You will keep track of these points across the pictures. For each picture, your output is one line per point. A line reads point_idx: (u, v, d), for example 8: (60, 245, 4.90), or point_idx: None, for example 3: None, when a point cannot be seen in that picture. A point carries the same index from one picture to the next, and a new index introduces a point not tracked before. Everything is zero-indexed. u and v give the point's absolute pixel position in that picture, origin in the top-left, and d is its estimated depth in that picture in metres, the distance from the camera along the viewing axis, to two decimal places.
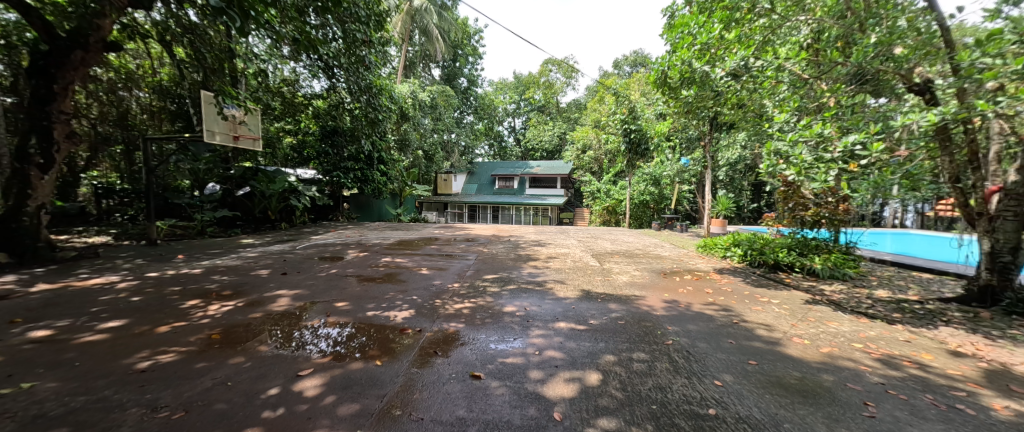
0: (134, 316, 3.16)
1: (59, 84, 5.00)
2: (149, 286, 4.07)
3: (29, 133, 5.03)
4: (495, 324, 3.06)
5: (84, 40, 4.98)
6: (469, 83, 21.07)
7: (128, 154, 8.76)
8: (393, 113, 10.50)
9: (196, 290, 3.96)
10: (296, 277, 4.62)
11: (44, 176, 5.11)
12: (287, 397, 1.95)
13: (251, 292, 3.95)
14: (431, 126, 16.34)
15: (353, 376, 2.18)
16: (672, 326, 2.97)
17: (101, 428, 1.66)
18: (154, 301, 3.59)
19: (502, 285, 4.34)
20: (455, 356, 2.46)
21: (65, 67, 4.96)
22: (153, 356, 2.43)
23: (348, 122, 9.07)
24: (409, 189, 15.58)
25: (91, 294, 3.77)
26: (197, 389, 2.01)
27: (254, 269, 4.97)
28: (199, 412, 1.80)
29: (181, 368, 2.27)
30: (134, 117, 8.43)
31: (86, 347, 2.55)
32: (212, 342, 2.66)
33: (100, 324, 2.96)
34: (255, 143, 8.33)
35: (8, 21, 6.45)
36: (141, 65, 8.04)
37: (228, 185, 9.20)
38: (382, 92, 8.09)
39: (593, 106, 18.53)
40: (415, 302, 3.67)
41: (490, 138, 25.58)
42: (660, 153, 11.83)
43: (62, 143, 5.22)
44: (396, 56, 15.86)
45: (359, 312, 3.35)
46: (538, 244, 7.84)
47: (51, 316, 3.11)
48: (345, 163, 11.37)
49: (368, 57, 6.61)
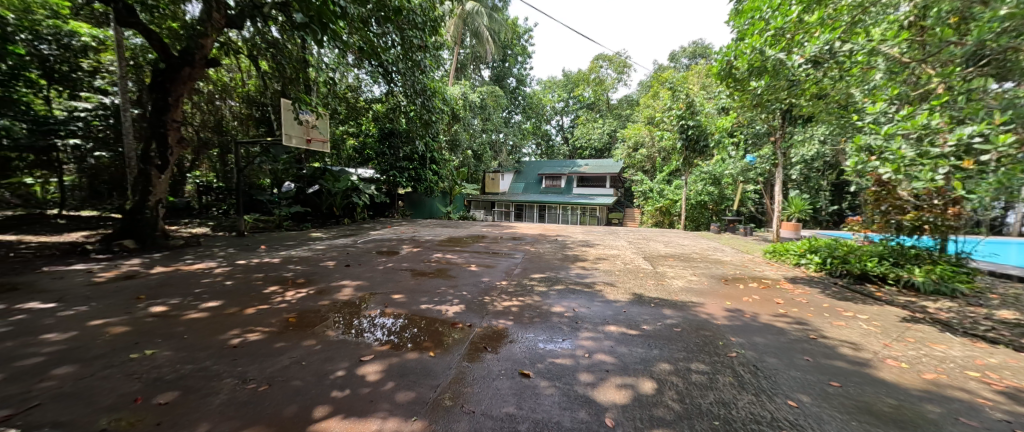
0: (227, 298, 3.62)
1: (171, 97, 5.87)
2: (239, 272, 4.65)
3: (150, 139, 5.91)
4: (543, 324, 3.05)
5: (192, 58, 5.78)
6: (517, 82, 21.29)
7: (223, 156, 9.89)
8: (445, 114, 10.86)
9: (276, 277, 4.44)
10: (359, 269, 4.98)
11: (161, 176, 6.00)
12: (351, 380, 2.11)
13: (320, 281, 4.34)
14: (480, 126, 16.75)
15: (409, 365, 2.30)
16: (736, 338, 2.75)
17: (204, 394, 1.93)
18: (242, 285, 4.08)
19: (550, 285, 4.32)
20: (504, 352, 2.50)
21: (176, 82, 5.80)
22: (243, 334, 2.76)
23: (403, 124, 9.54)
24: (459, 188, 15.88)
25: (194, 277, 4.38)
26: (278, 366, 2.26)
27: (322, 261, 5.44)
28: (279, 387, 2.01)
29: (265, 347, 2.55)
30: (228, 124, 9.59)
31: (190, 322, 2.97)
32: (288, 325, 2.97)
33: (201, 304, 3.43)
34: (323, 145, 9.00)
35: (135, 44, 7.76)
36: (234, 78, 9.30)
37: (301, 183, 10.17)
38: (435, 94, 8.42)
39: (647, 101, 17.73)
40: (465, 297, 3.78)
41: (538, 136, 25.52)
42: (722, 150, 10.99)
43: (174, 147, 6.10)
44: (449, 58, 16.35)
45: (414, 305, 3.53)
46: (586, 244, 7.69)
47: (165, 294, 3.68)
48: (401, 163, 12.02)
49: (424, 61, 6.85)
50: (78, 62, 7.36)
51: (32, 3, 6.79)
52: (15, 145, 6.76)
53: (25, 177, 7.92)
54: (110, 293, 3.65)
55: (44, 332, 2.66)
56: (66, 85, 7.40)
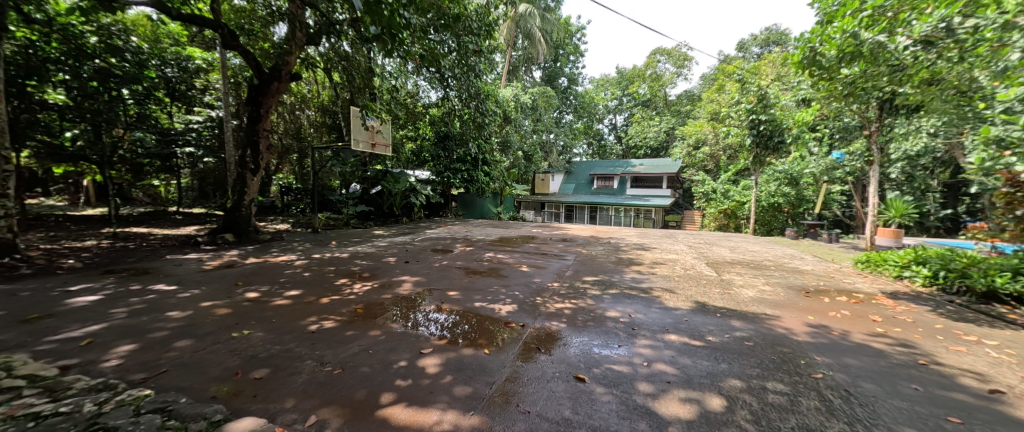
0: (305, 288, 4.02)
1: (263, 109, 6.66)
2: (314, 265, 5.14)
3: (246, 146, 6.73)
4: (598, 328, 2.97)
5: (280, 73, 6.58)
6: (569, 82, 21.05)
7: (301, 160, 11.01)
8: (498, 117, 11.07)
9: (345, 271, 4.84)
10: (417, 266, 5.25)
11: (254, 178, 6.82)
12: (412, 370, 2.23)
13: (383, 276, 4.65)
14: (531, 127, 16.80)
15: (465, 361, 2.38)
16: (821, 357, 2.45)
17: (290, 373, 2.16)
18: (317, 277, 4.51)
19: (603, 288, 4.20)
20: (558, 355, 2.48)
21: (267, 95, 6.60)
22: (319, 321, 3.05)
23: (458, 127, 9.87)
24: (509, 189, 15.95)
25: (279, 268, 4.93)
26: (349, 352, 2.46)
27: (384, 257, 5.82)
28: (351, 372, 2.19)
29: (338, 334, 2.80)
30: (305, 132, 10.69)
31: (276, 308, 3.34)
32: (356, 315, 3.22)
33: (285, 292, 3.86)
34: (386, 149, 9.64)
35: (236, 64, 9.03)
36: (310, 90, 10.24)
37: (365, 184, 10.98)
38: (488, 98, 8.59)
39: (710, 96, 16.52)
40: (517, 297, 3.81)
41: (589, 136, 24.90)
42: (800, 146, 9.84)
43: (264, 154, 6.85)
44: (501, 61, 16.56)
45: (468, 302, 3.64)
46: (641, 247, 7.35)
47: (257, 282, 4.19)
48: (455, 165, 12.47)
49: (478, 64, 6.99)
50: (194, 82, 8.65)
51: (161, 34, 8.15)
52: (147, 153, 8.11)
53: (154, 178, 9.55)
54: (214, 279, 4.24)
55: (167, 310, 3.16)
56: (184, 102, 8.69)
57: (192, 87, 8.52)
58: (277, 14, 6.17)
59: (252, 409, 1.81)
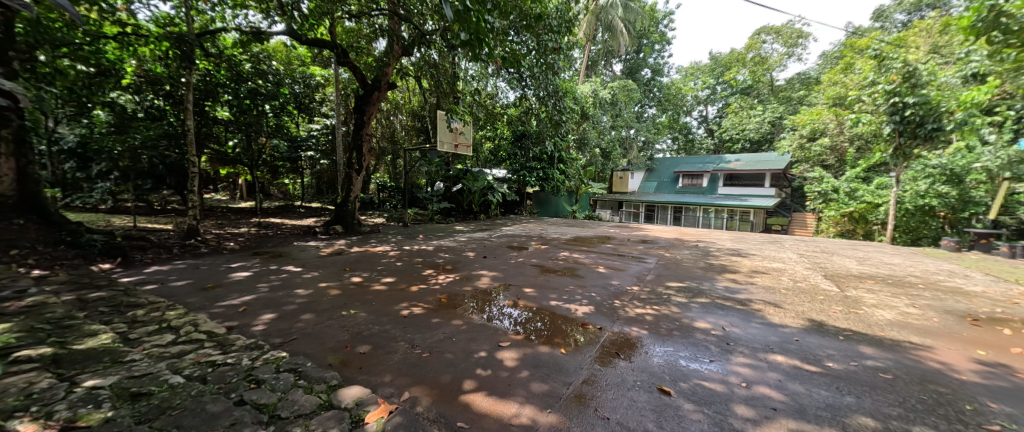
0: (398, 276, 4.46)
1: (366, 115, 7.53)
2: (405, 256, 5.68)
3: (353, 149, 7.67)
4: (685, 338, 2.74)
5: (379, 84, 7.40)
6: (653, 73, 19.86)
7: (394, 161, 12.22)
8: (575, 114, 10.88)
9: (431, 262, 5.25)
10: (494, 261, 5.44)
11: (358, 177, 7.74)
12: (492, 362, 2.32)
13: (463, 269, 4.92)
14: (610, 123, 16.16)
15: (542, 358, 2.39)
16: (997, 405, 1.91)
17: (386, 352, 2.41)
18: (408, 267, 4.97)
19: (691, 296, 3.85)
20: (639, 362, 2.35)
21: (371, 103, 7.46)
22: (410, 307, 3.35)
23: (534, 125, 9.94)
24: (585, 187, 15.23)
25: (376, 257, 5.55)
26: (435, 338, 2.66)
27: (465, 251, 6.16)
28: (437, 356, 2.37)
29: (425, 320, 3.04)
30: (398, 135, 11.84)
31: (375, 292, 3.77)
32: (441, 304, 3.46)
33: (382, 278, 4.33)
34: (468, 150, 9.86)
35: (345, 78, 10.42)
36: (404, 97, 11.45)
37: (448, 183, 11.72)
38: (566, 95, 8.48)
39: (832, 77, 14.00)
40: (594, 299, 3.71)
41: (675, 130, 22.99)
42: (965, 133, 7.76)
43: (366, 155, 7.77)
44: (580, 56, 16.18)
45: (544, 300, 3.65)
46: (737, 253, 6.57)
47: (360, 268, 4.77)
48: (531, 163, 12.61)
49: (557, 62, 6.92)
50: (316, 96, 10.12)
51: (293, 58, 9.77)
52: (280, 156, 9.76)
53: (286, 178, 11.55)
54: (328, 264, 4.95)
55: (294, 288, 3.78)
56: (304, 112, 9.73)
57: (313, 100, 9.89)
58: (379, 31, 6.89)
59: (358, 379, 2.07)
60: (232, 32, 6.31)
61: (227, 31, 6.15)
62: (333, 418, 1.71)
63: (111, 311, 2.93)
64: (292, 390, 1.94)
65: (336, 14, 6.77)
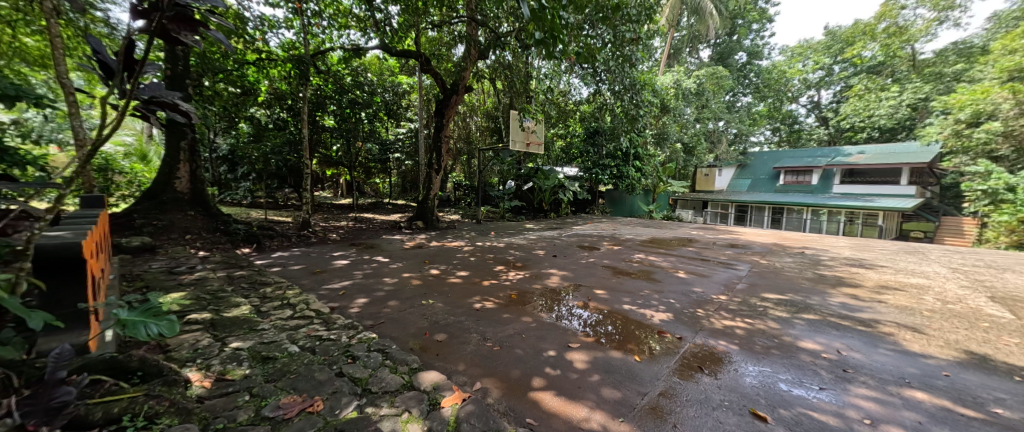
0: (471, 271, 4.68)
1: (445, 119, 8.02)
2: (478, 251, 5.93)
3: (433, 150, 8.21)
4: (785, 359, 2.41)
5: (457, 88, 7.82)
6: (749, 56, 18.04)
7: (469, 161, 12.82)
8: (655, 107, 10.20)
9: (502, 259, 5.41)
10: (564, 261, 5.39)
11: (436, 176, 8.27)
12: (562, 362, 2.31)
13: (533, 267, 4.97)
14: (694, 115, 14.86)
15: (614, 363, 2.32)
16: None
17: (459, 342, 2.56)
18: (480, 262, 5.19)
19: (791, 311, 3.38)
20: (726, 380, 2.14)
21: (449, 107, 7.94)
22: (482, 301, 3.50)
23: (609, 121, 9.58)
24: (664, 185, 14.23)
25: (452, 251, 5.89)
26: (505, 333, 2.73)
27: (535, 249, 6.21)
28: (506, 351, 2.44)
29: (496, 314, 3.15)
30: (474, 136, 12.42)
31: (451, 285, 4.02)
32: (511, 300, 3.55)
33: (457, 272, 4.58)
34: (540, 148, 9.97)
35: (427, 85, 11.24)
36: (480, 99, 11.94)
37: (519, 181, 11.92)
38: (644, 87, 8.01)
39: (1003, 45, 10.99)
40: (673, 306, 3.46)
41: (775, 120, 20.22)
42: None
43: (443, 156, 8.28)
44: (661, 45, 15.02)
45: (617, 303, 3.52)
46: (856, 264, 5.54)
47: (437, 262, 5.12)
48: (604, 160, 12.17)
49: (634, 53, 6.55)
50: (403, 102, 11.08)
51: (384, 69, 10.84)
52: (373, 158, 10.85)
53: (377, 177, 12.87)
54: (410, 256, 5.41)
55: (383, 276, 4.22)
56: (392, 118, 10.69)
57: (400, 106, 10.83)
58: (457, 38, 7.24)
59: (435, 365, 2.23)
60: (337, 50, 7.20)
61: (334, 50, 7.09)
62: (414, 398, 1.87)
63: (249, 287, 3.59)
64: (380, 368, 2.16)
65: (421, 25, 7.31)
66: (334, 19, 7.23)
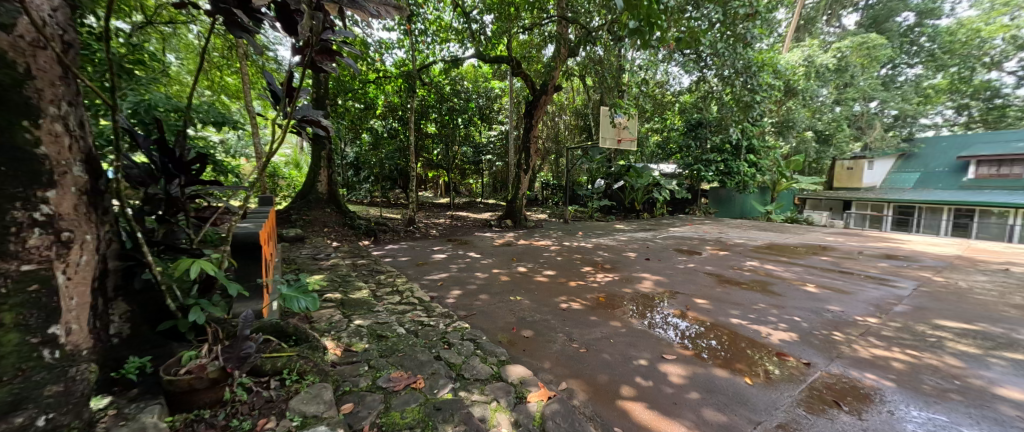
0: (558, 270, 4.71)
1: (533, 119, 8.19)
2: (565, 251, 5.93)
3: (523, 151, 8.42)
4: (972, 409, 1.88)
5: (546, 88, 7.90)
6: (919, 15, 14.36)
7: (557, 160, 12.83)
8: (776, 91, 8.79)
9: (590, 260, 5.32)
10: (659, 265, 5.05)
11: (525, 175, 8.48)
12: (655, 373, 2.19)
13: (623, 269, 4.78)
14: (833, 98, 12.32)
15: (718, 383, 2.11)
16: None
17: (546, 339, 2.61)
18: (567, 262, 5.18)
19: (976, 346, 2.62)
20: (872, 422, 1.77)
21: (538, 108, 8.08)
22: (569, 301, 3.50)
23: (719, 110, 8.57)
24: (788, 182, 12.21)
25: (539, 250, 6.01)
26: (593, 336, 2.70)
27: (626, 251, 5.95)
28: (593, 354, 2.41)
29: (583, 316, 3.12)
30: (562, 134, 12.45)
31: (538, 283, 4.10)
32: (599, 303, 3.48)
33: (544, 271, 4.66)
34: (633, 144, 9.47)
35: (519, 87, 11.56)
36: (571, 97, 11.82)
37: (609, 180, 11.53)
38: (762, 70, 6.95)
39: None
40: (794, 324, 2.99)
41: (960, 96, 14.28)
42: None
43: (532, 156, 8.44)
44: (786, 17, 12.77)
45: (721, 315, 3.18)
46: None
47: (526, 260, 5.28)
48: (708, 155, 10.73)
49: (750, 31, 5.73)
50: (494, 105, 11.60)
51: (479, 75, 11.50)
52: (468, 160, 11.61)
53: (471, 178, 13.72)
54: (500, 253, 5.67)
55: (475, 271, 4.52)
56: (484, 121, 11.26)
57: (492, 109, 11.37)
58: (547, 38, 7.29)
59: (522, 360, 2.32)
60: (440, 63, 7.85)
61: (436, 62, 7.75)
62: (502, 389, 1.97)
63: (367, 274, 4.20)
64: (472, 356, 2.33)
65: (513, 30, 7.55)
66: (436, 35, 7.94)
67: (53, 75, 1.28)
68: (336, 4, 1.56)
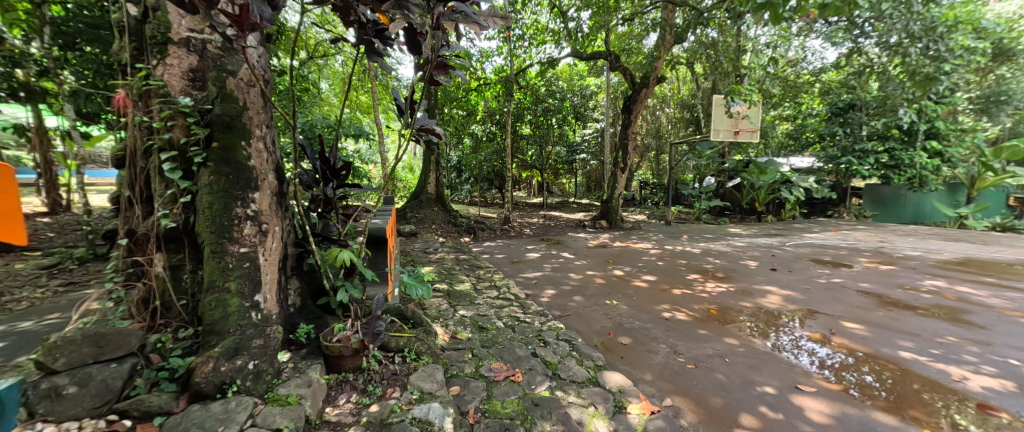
0: (659, 276, 4.38)
1: (633, 114, 7.80)
2: (667, 256, 5.49)
3: (620, 148, 8.07)
4: None
5: (648, 80, 7.42)
6: None
7: (659, 157, 11.94)
8: (974, 56, 6.65)
9: (698, 266, 4.82)
10: (787, 277, 4.31)
11: (622, 174, 8.10)
12: (785, 405, 1.88)
13: (740, 279, 4.21)
14: None
15: (878, 429, 1.70)
16: None
17: (647, 350, 2.47)
18: (670, 267, 4.79)
19: None
20: None
21: (638, 102, 7.65)
22: (673, 310, 3.23)
23: (897, 77, 6.72)
24: (998, 175, 9.08)
25: (638, 253, 5.68)
26: (703, 352, 2.45)
27: (743, 259, 5.22)
28: (704, 372, 2.19)
29: (690, 328, 2.85)
30: (665, 129, 11.60)
31: (637, 288, 3.89)
32: (710, 315, 3.13)
33: (643, 275, 4.39)
34: (753, 135, 8.25)
35: (617, 82, 11.08)
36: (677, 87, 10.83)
37: (721, 177, 10.27)
38: (953, 29, 5.31)
39: None
40: (1004, 369, 2.24)
41: None
42: None
43: (630, 154, 8.02)
44: None
45: (881, 345, 2.56)
46: None
47: (623, 262, 5.05)
48: (864, 145, 8.56)
49: None
50: (590, 102, 11.35)
51: (575, 73, 11.39)
52: (562, 160, 11.60)
53: (565, 177, 13.69)
54: (595, 254, 5.52)
55: (569, 271, 4.50)
56: (579, 120, 11.10)
57: (587, 107, 11.13)
58: (650, 26, 6.84)
59: (620, 368, 2.23)
60: (537, 65, 7.98)
61: (532, 65, 7.92)
62: (599, 395, 1.93)
63: (469, 268, 4.54)
64: (568, 357, 2.33)
65: (612, 23, 7.26)
66: (534, 38, 8.08)
67: (258, 106, 1.70)
68: (453, 21, 1.71)
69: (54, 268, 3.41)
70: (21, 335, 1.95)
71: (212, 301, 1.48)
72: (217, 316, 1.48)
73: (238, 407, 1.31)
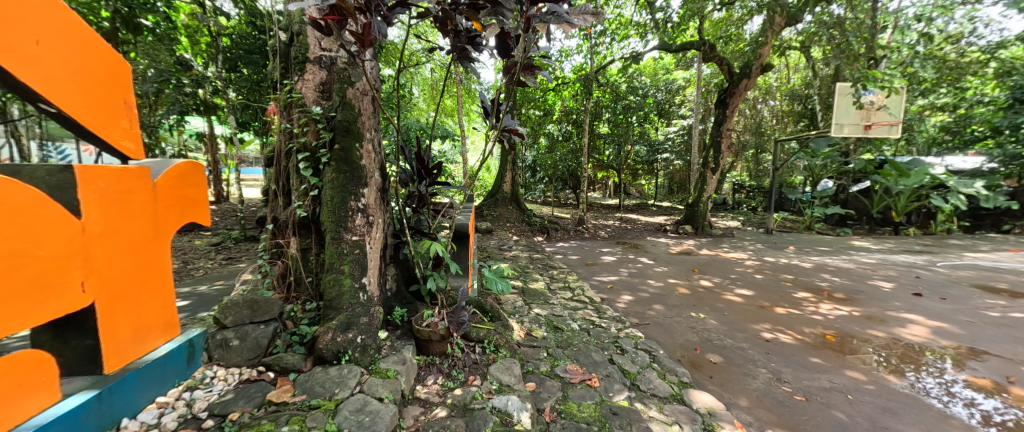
0: (757, 290, 3.88)
1: (728, 110, 7.04)
2: (768, 268, 4.83)
3: (711, 147, 7.36)
4: None
5: (749, 70, 6.62)
6: None
7: (759, 156, 10.57)
8: None
9: (808, 284, 4.14)
10: (936, 304, 3.48)
11: (712, 175, 7.36)
12: None
13: (866, 303, 3.51)
14: None
15: None
16: None
17: (742, 372, 2.20)
18: (771, 282, 4.21)
19: None
20: None
21: (735, 95, 6.89)
22: (775, 331, 2.83)
23: None
24: None
25: (730, 263, 5.10)
26: (816, 383, 2.10)
27: (871, 278, 4.35)
28: (817, 407, 1.88)
29: (799, 354, 2.46)
30: (769, 125, 10.25)
31: (729, 302, 3.49)
32: (825, 342, 2.67)
33: (737, 289, 3.92)
34: (892, 129, 6.84)
35: (711, 75, 10.09)
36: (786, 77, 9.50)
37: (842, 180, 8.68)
38: None
39: None
40: None
41: None
42: None
43: (724, 153, 7.24)
44: None
45: None
46: None
47: (712, 273, 4.58)
48: None
49: None
50: (676, 98, 10.52)
51: (662, 67, 10.66)
52: (643, 160, 10.97)
53: (646, 179, 12.91)
54: (679, 262, 5.10)
55: (648, 278, 4.23)
56: (665, 117, 10.37)
57: (673, 103, 10.35)
58: (754, 9, 6.09)
59: (710, 389, 2.03)
60: (622, 61, 7.68)
61: (614, 61, 7.63)
62: (685, 414, 1.78)
63: (542, 268, 4.56)
64: (648, 369, 2.20)
65: (707, 9, 6.64)
66: (616, 33, 7.76)
67: (369, 111, 1.93)
68: (544, 23, 1.73)
69: (219, 245, 4.32)
70: (201, 295, 2.52)
71: (331, 280, 1.73)
72: (335, 294, 1.71)
73: (349, 374, 1.50)
